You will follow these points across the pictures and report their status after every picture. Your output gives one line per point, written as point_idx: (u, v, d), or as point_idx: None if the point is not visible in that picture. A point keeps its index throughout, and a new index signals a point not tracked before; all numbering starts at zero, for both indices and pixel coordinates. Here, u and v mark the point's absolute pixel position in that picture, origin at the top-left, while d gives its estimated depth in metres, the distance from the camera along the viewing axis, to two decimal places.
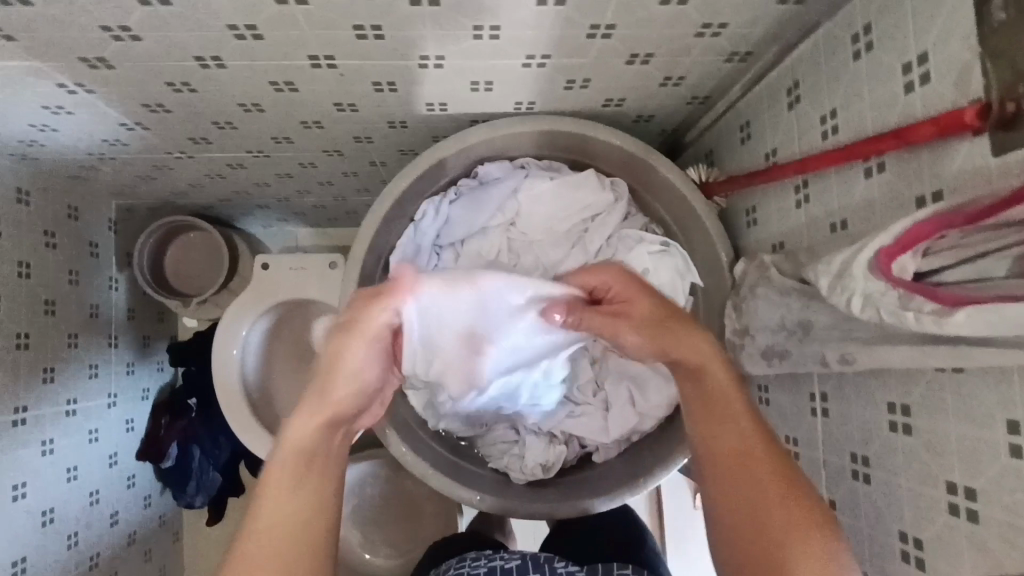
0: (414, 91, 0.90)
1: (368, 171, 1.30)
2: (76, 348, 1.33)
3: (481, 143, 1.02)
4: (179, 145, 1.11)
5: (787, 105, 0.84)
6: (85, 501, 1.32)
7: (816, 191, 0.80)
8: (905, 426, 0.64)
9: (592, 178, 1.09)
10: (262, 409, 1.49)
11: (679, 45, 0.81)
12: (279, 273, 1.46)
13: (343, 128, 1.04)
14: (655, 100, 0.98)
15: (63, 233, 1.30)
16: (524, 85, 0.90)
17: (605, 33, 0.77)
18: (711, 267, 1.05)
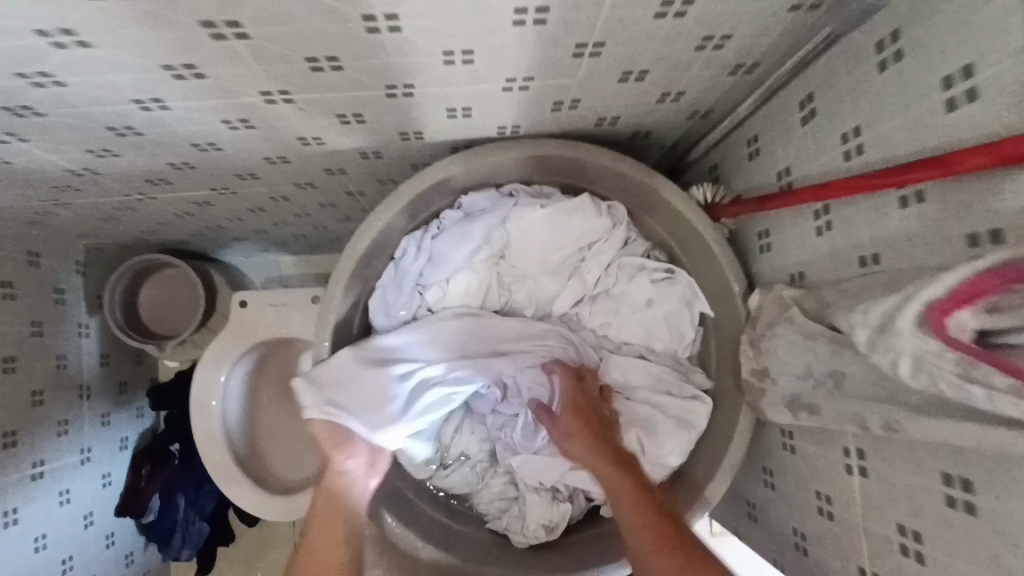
0: (384, 122, 0.81)
1: (346, 201, 1.20)
2: (42, 405, 1.24)
3: (464, 173, 0.93)
4: (137, 187, 1.01)
5: (801, 121, 0.75)
6: (57, 570, 1.23)
7: (840, 218, 0.70)
8: (966, 502, 0.54)
9: (588, 205, 0.98)
10: (246, 457, 1.39)
11: (679, 60, 0.72)
12: (257, 311, 1.37)
13: (312, 161, 0.94)
14: (652, 117, 0.89)
15: (22, 283, 1.21)
16: (506, 110, 0.81)
17: (594, 51, 0.67)
18: (722, 296, 0.95)
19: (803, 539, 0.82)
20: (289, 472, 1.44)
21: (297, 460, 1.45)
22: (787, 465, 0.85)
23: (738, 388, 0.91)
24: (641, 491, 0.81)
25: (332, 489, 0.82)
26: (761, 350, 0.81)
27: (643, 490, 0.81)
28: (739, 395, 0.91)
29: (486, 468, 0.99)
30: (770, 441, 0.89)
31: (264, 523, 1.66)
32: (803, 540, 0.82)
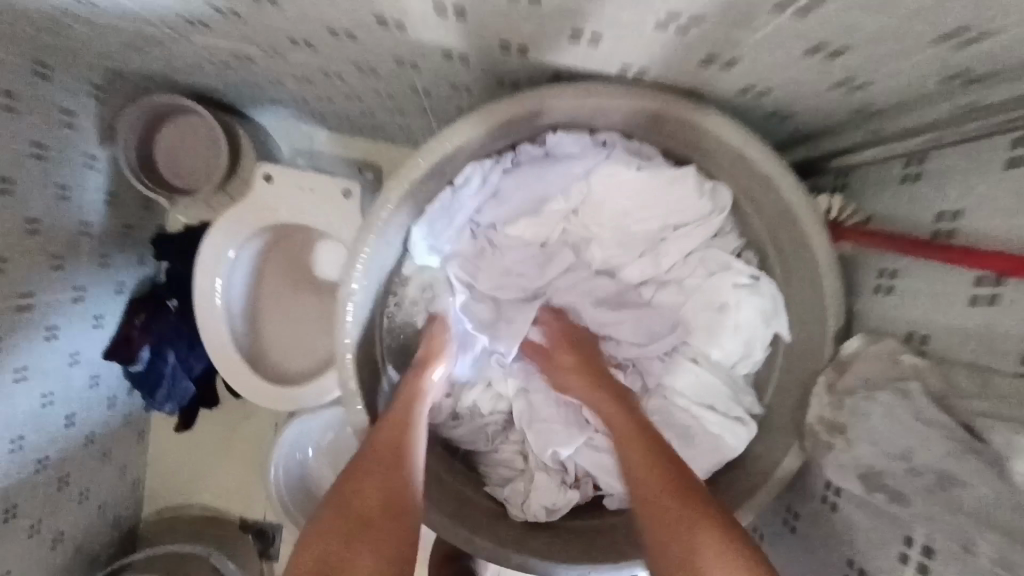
0: (488, 25, 0.64)
1: (406, 96, 1.02)
2: (39, 235, 1.16)
3: (560, 110, 0.76)
4: (170, 23, 0.86)
5: (1004, 162, 0.58)
6: (35, 403, 1.21)
7: (1011, 299, 0.57)
8: None
9: (691, 177, 0.83)
10: (244, 338, 1.32)
11: (897, 45, 0.53)
12: (282, 190, 1.24)
13: (383, 47, 0.78)
14: (810, 99, 0.70)
15: (29, 94, 1.07)
16: (642, 49, 0.64)
17: (800, 8, 0.49)
18: (809, 323, 0.82)
19: None
20: (284, 362, 1.37)
21: (298, 353, 1.38)
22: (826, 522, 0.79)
23: (794, 429, 0.82)
24: (640, 436, 0.71)
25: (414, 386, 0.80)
26: (845, 407, 0.71)
27: (635, 421, 0.73)
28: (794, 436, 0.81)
29: (497, 432, 0.94)
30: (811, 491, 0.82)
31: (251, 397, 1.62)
32: None
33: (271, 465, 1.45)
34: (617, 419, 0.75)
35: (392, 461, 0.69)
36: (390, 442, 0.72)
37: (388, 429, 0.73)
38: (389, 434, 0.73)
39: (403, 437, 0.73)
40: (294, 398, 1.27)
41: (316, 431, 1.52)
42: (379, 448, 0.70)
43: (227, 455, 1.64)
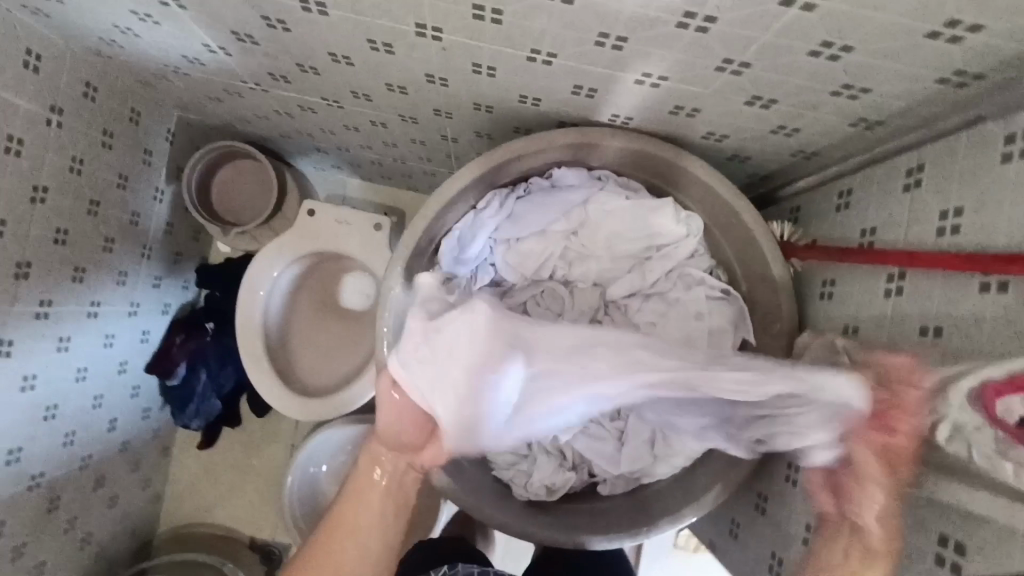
0: (512, 81, 0.85)
1: (437, 143, 1.23)
2: (111, 252, 1.34)
3: (565, 148, 0.96)
4: (255, 77, 1.07)
5: (903, 187, 0.77)
6: (87, 403, 1.35)
7: (912, 288, 0.74)
8: (954, 564, 0.61)
9: (669, 208, 1.01)
10: (277, 353, 1.48)
11: (811, 98, 0.73)
12: (321, 222, 1.43)
13: (427, 98, 0.99)
14: (758, 144, 0.90)
15: (122, 134, 1.28)
16: (628, 100, 0.85)
17: (737, 69, 0.70)
18: (770, 327, 0.99)
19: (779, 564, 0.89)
20: (310, 377, 1.52)
21: (323, 369, 1.53)
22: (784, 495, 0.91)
23: None
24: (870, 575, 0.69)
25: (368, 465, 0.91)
26: None
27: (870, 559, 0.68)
28: None
29: None
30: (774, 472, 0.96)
31: (272, 417, 1.74)
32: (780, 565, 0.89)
33: (289, 478, 1.57)
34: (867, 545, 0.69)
35: (341, 545, 0.88)
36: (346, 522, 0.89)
37: (346, 511, 0.90)
38: (344, 516, 0.90)
39: (354, 518, 0.90)
40: (318, 408, 1.42)
41: (331, 451, 1.61)
42: (329, 531, 0.89)
43: (244, 473, 1.73)
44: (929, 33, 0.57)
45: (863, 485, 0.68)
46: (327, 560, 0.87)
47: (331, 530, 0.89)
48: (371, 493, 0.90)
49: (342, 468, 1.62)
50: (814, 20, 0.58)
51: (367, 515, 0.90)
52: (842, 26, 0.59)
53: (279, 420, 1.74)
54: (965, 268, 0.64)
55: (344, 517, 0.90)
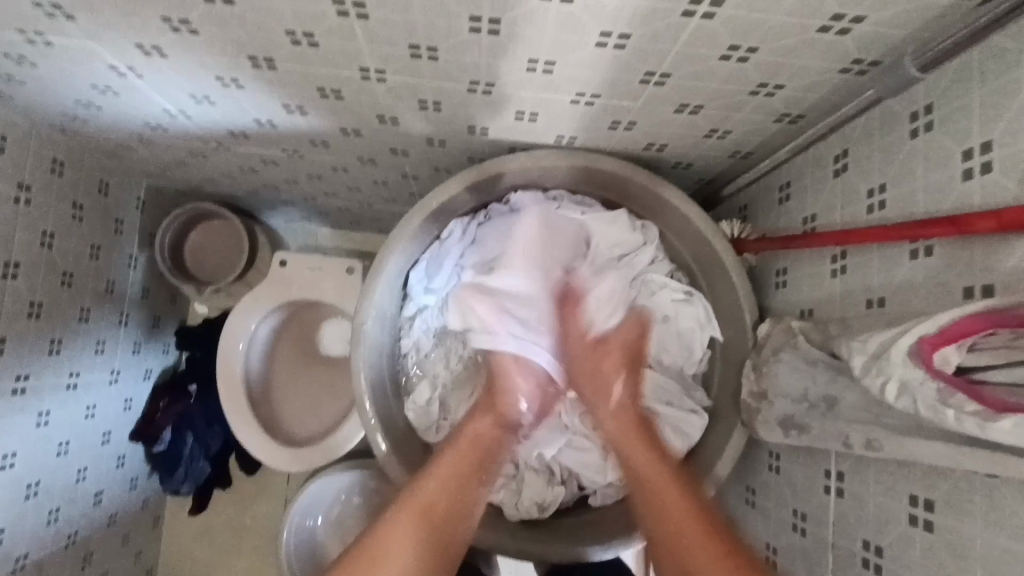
0: (459, 113, 0.90)
1: (398, 182, 1.27)
2: (87, 322, 1.34)
3: (517, 171, 1.01)
4: (217, 136, 1.11)
5: (833, 173, 0.82)
6: (71, 478, 1.33)
7: (853, 264, 0.78)
8: (927, 522, 0.63)
9: (624, 219, 1.08)
10: (261, 405, 1.48)
11: (733, 100, 0.79)
12: (295, 271, 1.45)
13: (381, 138, 1.03)
14: (697, 150, 0.95)
15: (91, 205, 1.31)
16: (570, 120, 0.90)
17: (660, 80, 0.75)
18: (734, 321, 1.02)
19: (774, 553, 0.89)
20: (297, 427, 1.52)
21: (310, 419, 1.53)
22: (770, 484, 0.92)
23: (735, 410, 0.98)
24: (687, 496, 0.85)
25: (478, 426, 0.92)
26: (762, 373, 0.87)
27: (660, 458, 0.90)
28: (737, 416, 0.97)
29: None
30: (757, 462, 0.97)
31: (262, 473, 1.71)
32: (775, 554, 0.89)
33: (284, 529, 1.51)
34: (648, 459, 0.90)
35: (451, 501, 0.83)
36: (450, 473, 0.85)
37: (454, 463, 0.87)
38: (451, 469, 0.86)
39: (462, 475, 0.86)
40: (306, 458, 1.41)
41: (326, 498, 1.59)
42: (433, 478, 0.84)
43: (238, 534, 1.70)
44: (821, 28, 0.63)
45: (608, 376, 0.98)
46: (432, 512, 0.80)
47: (435, 475, 0.85)
48: (483, 448, 0.91)
49: (338, 519, 1.60)
50: (716, 26, 0.64)
51: (474, 482, 0.87)
52: (745, 29, 0.64)
53: (270, 476, 1.71)
54: (894, 239, 0.68)
55: (437, 484, 0.84)
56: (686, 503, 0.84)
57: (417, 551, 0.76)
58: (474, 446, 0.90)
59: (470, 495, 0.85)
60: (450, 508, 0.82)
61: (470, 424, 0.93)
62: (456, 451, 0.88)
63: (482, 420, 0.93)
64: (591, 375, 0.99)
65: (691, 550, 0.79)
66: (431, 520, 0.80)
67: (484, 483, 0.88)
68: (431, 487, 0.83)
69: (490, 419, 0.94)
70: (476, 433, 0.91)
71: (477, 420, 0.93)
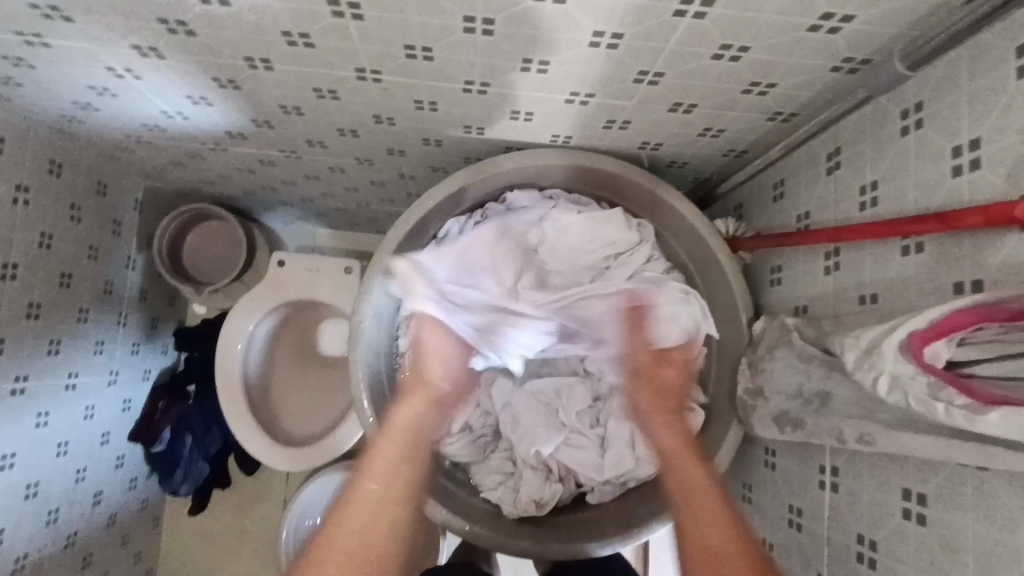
0: (454, 112, 0.90)
1: (395, 182, 1.28)
2: (85, 323, 1.35)
3: (514, 171, 1.01)
4: (215, 137, 1.12)
5: (826, 171, 0.83)
6: (70, 478, 1.33)
7: (846, 260, 0.78)
8: (919, 515, 0.63)
9: (619, 216, 1.08)
10: (260, 405, 1.49)
11: (726, 99, 0.79)
12: (293, 272, 1.46)
13: (378, 139, 1.04)
14: (692, 148, 0.96)
15: (89, 207, 1.32)
16: (565, 119, 0.90)
17: (654, 79, 0.76)
18: (729, 319, 1.02)
19: (771, 549, 0.90)
20: (295, 427, 1.53)
21: (309, 419, 1.53)
22: (766, 480, 0.93)
23: (730, 407, 0.98)
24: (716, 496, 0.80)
25: (403, 415, 0.91)
26: (757, 369, 0.88)
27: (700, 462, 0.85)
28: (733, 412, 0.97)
29: (488, 442, 1.10)
30: (753, 458, 0.97)
31: (261, 473, 1.72)
32: (771, 550, 0.90)
33: (283, 529, 1.51)
34: (687, 463, 0.85)
35: (387, 488, 0.82)
36: (380, 465, 0.84)
37: (381, 454, 0.85)
38: (378, 460, 0.84)
39: (392, 462, 0.85)
40: (305, 458, 1.42)
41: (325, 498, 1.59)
42: (363, 473, 0.83)
43: (238, 534, 1.70)
44: (811, 27, 0.64)
45: (666, 381, 0.96)
46: (365, 507, 0.79)
47: (364, 470, 0.83)
48: (407, 431, 0.89)
49: None
50: (708, 25, 0.65)
51: (406, 464, 0.86)
52: (737, 28, 0.65)
53: (269, 476, 1.72)
54: (886, 236, 0.68)
55: (368, 478, 0.82)
56: (721, 503, 0.79)
57: (358, 551, 0.75)
58: (399, 434, 0.89)
59: (405, 476, 0.84)
60: (387, 495, 0.81)
61: (395, 414, 0.91)
62: (383, 443, 0.87)
63: (405, 408, 0.92)
64: (658, 379, 0.96)
65: (716, 551, 0.73)
66: (366, 511, 0.78)
67: (417, 458, 0.87)
68: (362, 481, 0.81)
69: (412, 406, 0.92)
70: (400, 424, 0.90)
71: (401, 410, 0.92)
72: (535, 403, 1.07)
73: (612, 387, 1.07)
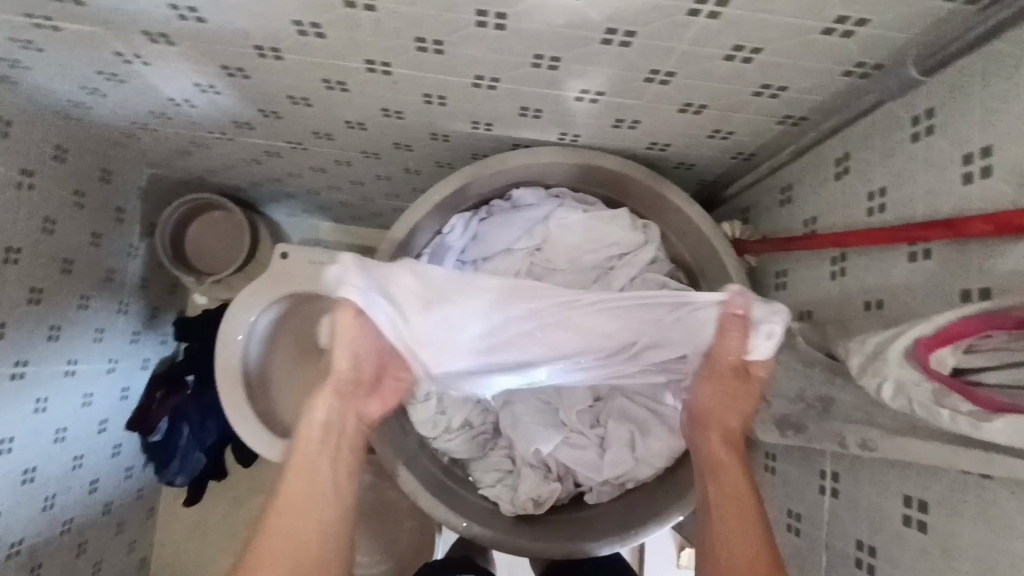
0: (463, 107, 0.90)
1: (401, 176, 1.27)
2: (86, 309, 1.35)
3: (520, 168, 1.01)
4: (221, 126, 1.12)
5: (834, 176, 0.82)
6: (67, 465, 1.33)
7: (853, 265, 0.78)
8: (920, 522, 0.63)
9: (625, 217, 1.07)
10: (259, 397, 1.49)
11: (736, 100, 0.79)
12: (294, 265, 1.44)
13: (385, 132, 1.03)
14: (700, 150, 0.96)
15: (93, 193, 1.31)
16: (573, 117, 0.90)
17: (664, 79, 0.76)
18: None
19: None
20: (293, 419, 1.53)
21: None
22: (765, 484, 0.93)
23: None
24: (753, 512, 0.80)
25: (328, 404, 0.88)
26: None
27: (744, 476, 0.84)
28: None
29: (487, 439, 1.09)
30: (753, 462, 0.97)
31: (258, 465, 1.71)
32: None
33: None
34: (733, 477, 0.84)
35: (315, 486, 0.85)
36: (306, 462, 0.85)
37: (309, 450, 0.86)
38: (305, 456, 0.86)
39: (319, 457, 0.86)
40: None
41: None
42: (292, 472, 0.85)
43: (232, 526, 1.70)
44: (825, 30, 0.63)
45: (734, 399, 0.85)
46: (296, 508, 0.83)
47: (291, 470, 0.85)
48: (332, 418, 0.88)
49: None
50: (721, 26, 0.64)
51: (332, 455, 0.87)
52: (750, 29, 0.64)
53: (266, 468, 1.72)
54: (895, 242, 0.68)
55: (297, 479, 0.85)
56: (754, 517, 0.80)
57: (296, 553, 0.81)
58: (325, 424, 0.87)
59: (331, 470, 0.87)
60: (314, 493, 0.85)
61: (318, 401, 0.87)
62: (307, 434, 0.87)
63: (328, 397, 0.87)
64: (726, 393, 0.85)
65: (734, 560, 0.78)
66: (297, 513, 0.83)
67: (342, 446, 0.88)
68: (289, 483, 0.84)
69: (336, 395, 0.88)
70: (330, 415, 0.88)
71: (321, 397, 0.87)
72: (535, 402, 1.06)
73: (613, 387, 1.06)
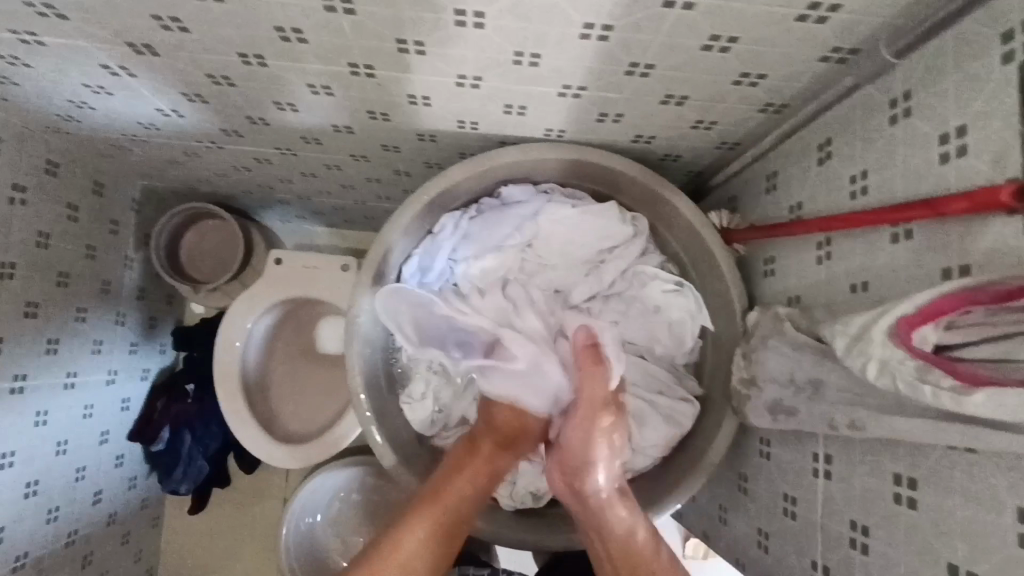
0: (448, 107, 0.91)
1: (391, 178, 1.28)
2: (83, 322, 1.35)
3: (508, 165, 1.02)
4: (211, 135, 1.12)
5: (817, 161, 0.83)
6: (70, 477, 1.33)
7: (838, 249, 0.79)
8: (910, 499, 0.64)
9: (615, 210, 1.07)
10: (258, 403, 1.49)
11: (717, 90, 0.80)
12: (290, 270, 1.46)
13: (372, 134, 1.04)
14: (685, 141, 0.96)
15: (86, 206, 1.32)
16: (558, 113, 0.91)
17: (644, 71, 0.76)
18: (724, 311, 1.03)
19: (766, 538, 0.90)
20: (293, 425, 1.53)
21: (308, 417, 1.54)
22: (761, 470, 0.93)
23: (725, 398, 0.99)
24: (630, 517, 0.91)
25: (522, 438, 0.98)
26: (751, 360, 0.89)
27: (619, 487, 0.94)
28: (728, 403, 0.98)
29: None
30: (748, 448, 0.98)
31: (260, 471, 1.72)
32: (767, 538, 0.90)
33: (283, 526, 1.52)
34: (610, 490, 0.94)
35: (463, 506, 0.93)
36: (464, 480, 0.94)
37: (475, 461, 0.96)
38: (468, 470, 0.95)
39: (479, 477, 0.95)
40: (303, 455, 1.42)
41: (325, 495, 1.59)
42: (448, 483, 0.93)
43: (237, 532, 1.70)
44: (799, 16, 0.64)
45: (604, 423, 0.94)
46: (437, 524, 0.90)
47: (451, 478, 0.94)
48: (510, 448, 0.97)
49: (338, 516, 1.60)
50: (697, 16, 0.65)
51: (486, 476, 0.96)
52: (726, 19, 0.65)
53: (268, 474, 1.72)
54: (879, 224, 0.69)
55: (449, 497, 0.92)
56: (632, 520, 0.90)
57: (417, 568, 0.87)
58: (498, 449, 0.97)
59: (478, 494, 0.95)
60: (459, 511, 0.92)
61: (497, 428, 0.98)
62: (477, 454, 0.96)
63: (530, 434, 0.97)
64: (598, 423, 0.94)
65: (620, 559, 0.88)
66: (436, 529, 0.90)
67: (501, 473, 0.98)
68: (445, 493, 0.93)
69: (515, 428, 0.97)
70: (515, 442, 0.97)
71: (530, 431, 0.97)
72: None
73: None
